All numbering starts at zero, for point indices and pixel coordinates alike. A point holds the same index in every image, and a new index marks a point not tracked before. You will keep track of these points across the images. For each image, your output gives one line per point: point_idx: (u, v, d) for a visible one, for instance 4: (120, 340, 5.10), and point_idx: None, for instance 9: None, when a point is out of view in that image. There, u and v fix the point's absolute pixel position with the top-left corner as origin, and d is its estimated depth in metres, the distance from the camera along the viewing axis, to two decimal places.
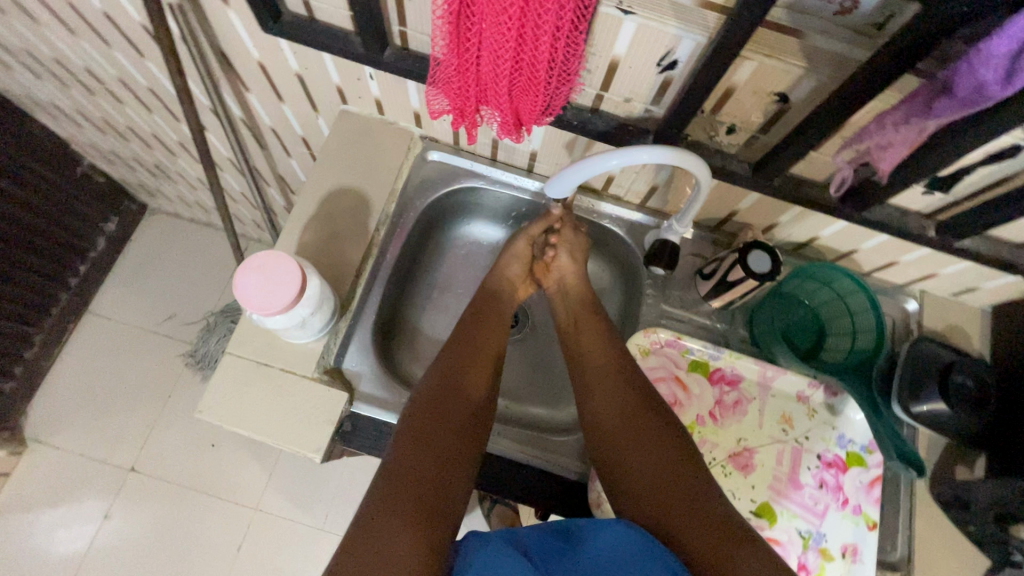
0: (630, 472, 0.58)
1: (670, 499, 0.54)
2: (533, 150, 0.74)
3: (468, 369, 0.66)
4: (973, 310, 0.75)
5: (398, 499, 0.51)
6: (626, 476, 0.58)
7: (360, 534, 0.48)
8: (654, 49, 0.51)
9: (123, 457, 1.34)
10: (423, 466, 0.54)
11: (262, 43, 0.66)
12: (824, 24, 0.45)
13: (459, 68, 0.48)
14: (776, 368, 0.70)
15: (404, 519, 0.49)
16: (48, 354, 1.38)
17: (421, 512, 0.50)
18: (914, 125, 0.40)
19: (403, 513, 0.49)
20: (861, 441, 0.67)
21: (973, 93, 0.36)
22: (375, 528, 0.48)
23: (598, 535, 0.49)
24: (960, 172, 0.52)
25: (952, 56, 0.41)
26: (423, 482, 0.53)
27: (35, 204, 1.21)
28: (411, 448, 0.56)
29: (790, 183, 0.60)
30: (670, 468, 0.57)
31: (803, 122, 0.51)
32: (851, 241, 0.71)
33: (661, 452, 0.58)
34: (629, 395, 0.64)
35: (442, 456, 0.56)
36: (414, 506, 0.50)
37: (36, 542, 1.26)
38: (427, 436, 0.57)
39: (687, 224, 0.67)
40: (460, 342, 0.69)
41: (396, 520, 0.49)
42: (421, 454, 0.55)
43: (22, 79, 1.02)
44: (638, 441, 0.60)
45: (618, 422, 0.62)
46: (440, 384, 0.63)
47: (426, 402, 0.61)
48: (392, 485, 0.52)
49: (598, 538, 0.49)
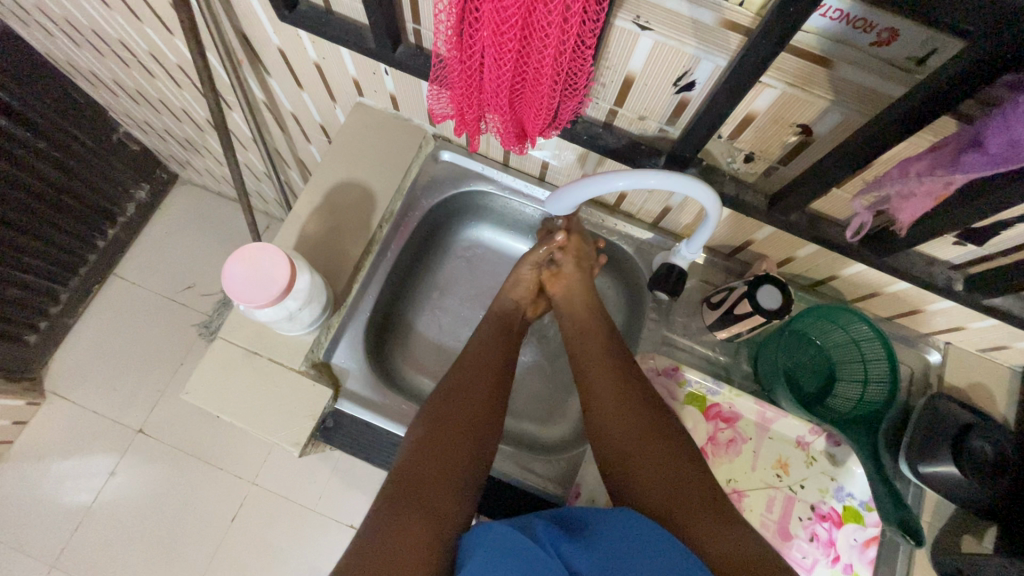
0: (644, 478, 0.56)
1: (675, 503, 0.53)
2: (546, 159, 0.72)
3: (475, 376, 0.65)
4: (1003, 368, 0.69)
5: (406, 501, 0.51)
6: (631, 482, 0.56)
7: (371, 535, 0.48)
8: (671, 68, 0.48)
9: (133, 418, 1.38)
10: (431, 469, 0.54)
11: (281, 30, 0.65)
12: (857, 54, 0.41)
13: (462, 74, 0.46)
14: (776, 411, 0.66)
15: (411, 524, 0.49)
16: (73, 312, 1.43)
17: (427, 515, 0.50)
18: (940, 177, 0.37)
19: (411, 509, 0.50)
20: (860, 496, 0.63)
21: (1007, 149, 0.32)
22: (384, 529, 0.49)
23: (607, 531, 0.49)
24: (996, 226, 0.48)
25: (997, 101, 0.37)
26: (432, 485, 0.53)
27: (71, 168, 1.26)
28: (419, 452, 0.56)
29: (808, 220, 0.56)
30: (686, 483, 0.54)
31: (825, 159, 0.47)
32: (871, 284, 0.66)
33: (664, 466, 0.56)
34: (643, 413, 0.61)
35: (448, 459, 0.55)
36: (421, 504, 0.51)
37: (45, 490, 1.31)
38: (438, 440, 0.57)
39: (696, 251, 0.63)
40: (478, 353, 0.68)
41: (404, 519, 0.49)
42: (429, 457, 0.55)
43: (63, 46, 1.05)
44: (652, 455, 0.57)
45: (628, 437, 0.59)
46: (448, 391, 0.63)
47: (437, 405, 0.61)
48: (402, 488, 0.52)
49: (607, 533, 0.48)
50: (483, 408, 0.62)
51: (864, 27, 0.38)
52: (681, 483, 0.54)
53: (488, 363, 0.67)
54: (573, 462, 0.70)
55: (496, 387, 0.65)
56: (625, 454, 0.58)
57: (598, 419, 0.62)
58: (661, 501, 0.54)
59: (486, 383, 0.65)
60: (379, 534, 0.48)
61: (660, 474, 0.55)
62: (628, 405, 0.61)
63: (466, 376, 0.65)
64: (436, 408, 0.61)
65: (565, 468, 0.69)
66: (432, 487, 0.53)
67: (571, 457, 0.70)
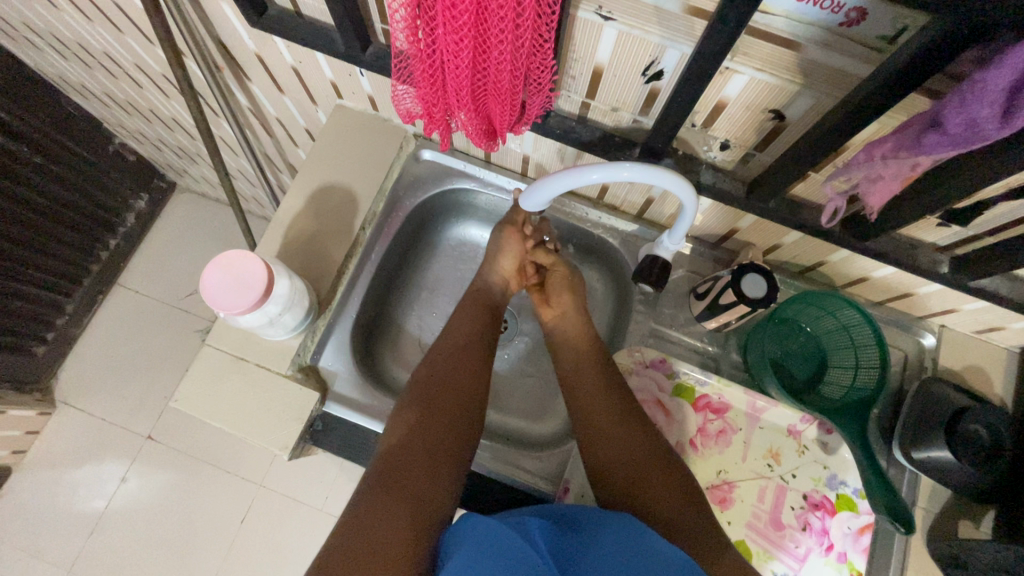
0: (629, 478, 0.58)
1: (654, 498, 0.56)
2: (526, 154, 0.72)
3: (458, 365, 0.65)
4: (999, 350, 0.68)
5: (389, 487, 0.51)
6: (619, 475, 0.58)
7: (355, 523, 0.48)
8: (637, 58, 0.47)
9: (142, 424, 1.41)
10: (417, 458, 0.55)
11: (256, 36, 0.65)
12: (823, 36, 0.40)
13: (424, 74, 0.46)
14: (766, 400, 0.65)
15: (395, 512, 0.49)
16: (79, 322, 1.45)
17: (411, 504, 0.50)
18: (904, 159, 0.36)
19: (397, 500, 0.50)
20: (853, 484, 0.62)
21: (966, 129, 0.32)
22: (367, 518, 0.48)
23: (597, 534, 0.48)
24: (979, 205, 0.47)
25: (967, 77, 0.36)
26: (417, 473, 0.53)
27: (70, 181, 1.27)
28: (406, 439, 0.56)
29: (787, 207, 0.56)
30: (664, 478, 0.57)
31: (798, 143, 0.46)
32: (859, 269, 0.65)
33: (650, 463, 0.58)
34: (622, 410, 0.63)
35: (434, 449, 0.56)
36: (406, 494, 0.51)
37: (60, 497, 1.34)
38: (421, 432, 0.57)
39: (679, 242, 0.62)
40: (459, 344, 0.67)
41: (388, 508, 0.49)
42: (415, 445, 0.56)
43: (53, 60, 1.06)
44: (635, 453, 0.59)
45: (613, 438, 0.61)
46: (430, 381, 0.63)
47: (419, 396, 0.61)
48: (387, 474, 0.53)
49: (597, 537, 0.48)
50: (471, 398, 0.63)
51: (828, 8, 0.37)
52: (668, 483, 0.56)
53: (477, 354, 0.67)
54: (562, 458, 0.70)
55: (481, 378, 0.65)
56: (609, 450, 0.60)
57: (586, 424, 0.63)
58: (649, 500, 0.56)
59: (467, 373, 0.64)
60: (363, 522, 0.48)
61: (644, 471, 0.57)
62: (615, 404, 0.63)
63: (455, 365, 0.65)
64: (418, 399, 0.61)
65: (553, 465, 0.69)
66: (417, 476, 0.53)
67: (559, 453, 0.70)
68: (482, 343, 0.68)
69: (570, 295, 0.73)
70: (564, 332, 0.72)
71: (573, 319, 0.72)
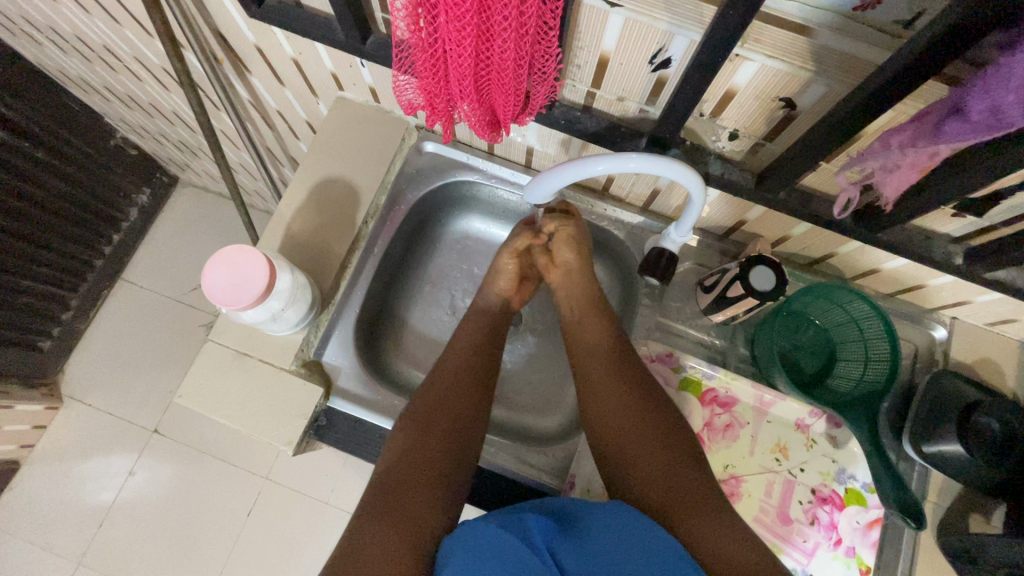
0: (638, 473, 0.56)
1: (669, 496, 0.53)
2: (530, 145, 0.71)
3: (458, 382, 0.64)
4: (1013, 342, 0.67)
5: (385, 509, 0.51)
6: (630, 482, 0.56)
7: (350, 548, 0.48)
8: (645, 45, 0.46)
9: (148, 418, 1.41)
10: (413, 478, 0.54)
11: (255, 27, 0.64)
12: (838, 21, 0.39)
13: (426, 64, 0.45)
14: (774, 394, 0.64)
15: (389, 535, 0.48)
16: (85, 317, 1.45)
17: (407, 524, 0.50)
18: (923, 147, 0.36)
19: (393, 519, 0.50)
20: (862, 478, 0.61)
21: (989, 117, 0.31)
22: (362, 541, 0.48)
23: (598, 529, 0.47)
24: (997, 195, 0.45)
25: (988, 61, 0.35)
26: (412, 495, 0.52)
27: (71, 176, 1.27)
28: (401, 461, 0.55)
29: (797, 197, 0.54)
30: (676, 479, 0.54)
31: (810, 133, 0.45)
32: (869, 261, 0.64)
33: (667, 476, 0.54)
34: (631, 408, 0.60)
35: (430, 470, 0.55)
36: (403, 514, 0.50)
37: (68, 491, 1.35)
38: (418, 452, 0.56)
39: (686, 233, 0.61)
40: (456, 358, 0.67)
41: (383, 531, 0.49)
42: (411, 467, 0.55)
43: (52, 54, 1.05)
44: (646, 453, 0.56)
45: (628, 433, 0.59)
46: (429, 399, 0.62)
47: (418, 411, 0.61)
48: (384, 493, 0.52)
49: (598, 531, 0.47)
50: (469, 416, 0.62)
51: None
52: (682, 482, 0.54)
53: (478, 371, 0.66)
54: (568, 453, 0.69)
55: (481, 394, 0.64)
56: (620, 446, 0.58)
57: (602, 437, 0.60)
58: (659, 499, 0.53)
59: (467, 390, 0.64)
60: (358, 546, 0.48)
61: (659, 482, 0.54)
62: (626, 414, 0.60)
63: (455, 382, 0.64)
64: (417, 417, 0.60)
65: (560, 459, 0.69)
66: (414, 496, 0.52)
67: (564, 447, 0.70)
68: (485, 359, 0.68)
69: (569, 255, 0.71)
70: (564, 294, 0.73)
71: (569, 283, 0.73)
